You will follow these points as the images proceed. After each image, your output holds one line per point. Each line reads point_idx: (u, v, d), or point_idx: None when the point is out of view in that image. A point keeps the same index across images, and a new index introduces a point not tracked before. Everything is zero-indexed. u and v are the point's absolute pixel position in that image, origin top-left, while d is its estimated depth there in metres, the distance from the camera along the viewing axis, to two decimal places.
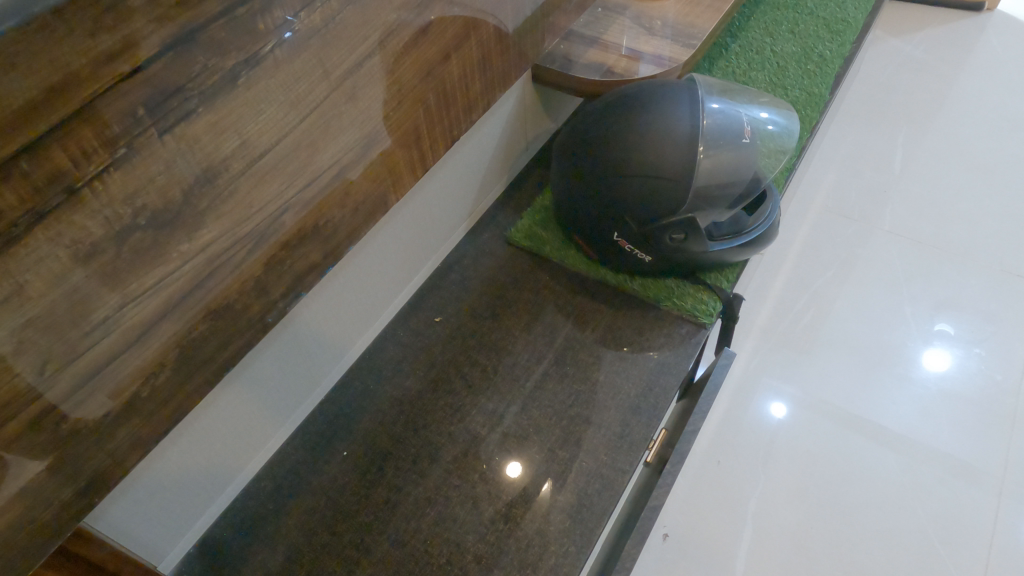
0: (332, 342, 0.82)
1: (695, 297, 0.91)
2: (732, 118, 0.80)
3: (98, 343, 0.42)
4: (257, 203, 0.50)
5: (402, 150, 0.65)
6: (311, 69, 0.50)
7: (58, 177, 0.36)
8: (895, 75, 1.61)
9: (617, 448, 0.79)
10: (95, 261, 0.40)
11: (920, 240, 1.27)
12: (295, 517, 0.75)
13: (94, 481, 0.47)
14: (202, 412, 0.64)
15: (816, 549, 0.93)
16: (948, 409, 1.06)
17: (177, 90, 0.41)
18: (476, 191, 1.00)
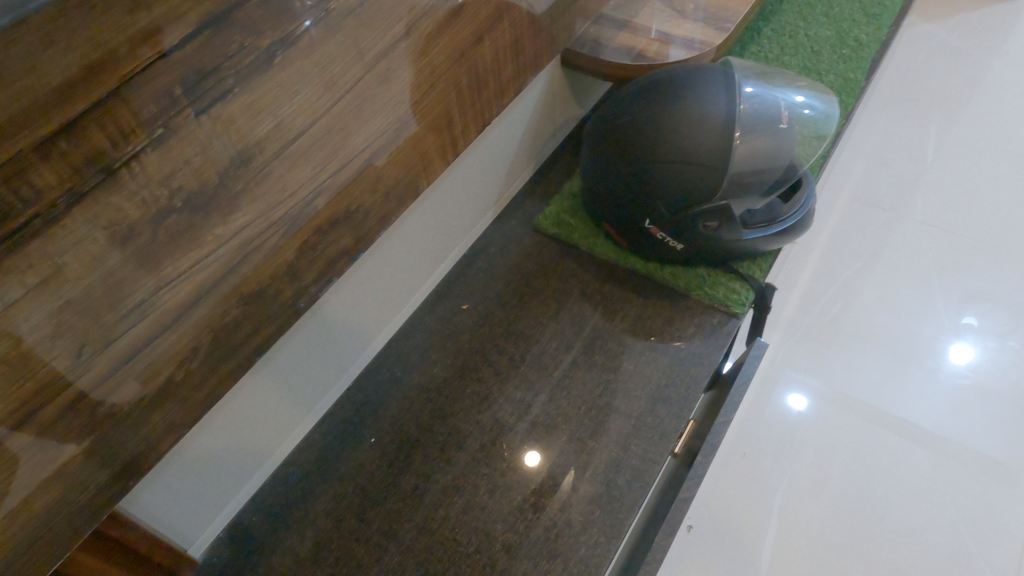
0: (359, 329, 0.81)
1: (727, 287, 0.90)
2: (767, 103, 0.78)
3: (134, 327, 0.42)
4: (290, 187, 0.49)
5: (433, 135, 0.64)
6: (346, 50, 0.49)
7: (95, 156, 0.36)
8: (928, 61, 1.56)
9: (648, 439, 0.78)
10: (131, 244, 0.39)
11: (952, 230, 1.24)
12: (323, 503, 0.75)
13: (129, 465, 0.46)
14: (231, 397, 0.64)
15: (843, 544, 0.91)
16: (979, 404, 1.03)
17: (213, 69, 0.40)
18: (504, 177, 0.99)
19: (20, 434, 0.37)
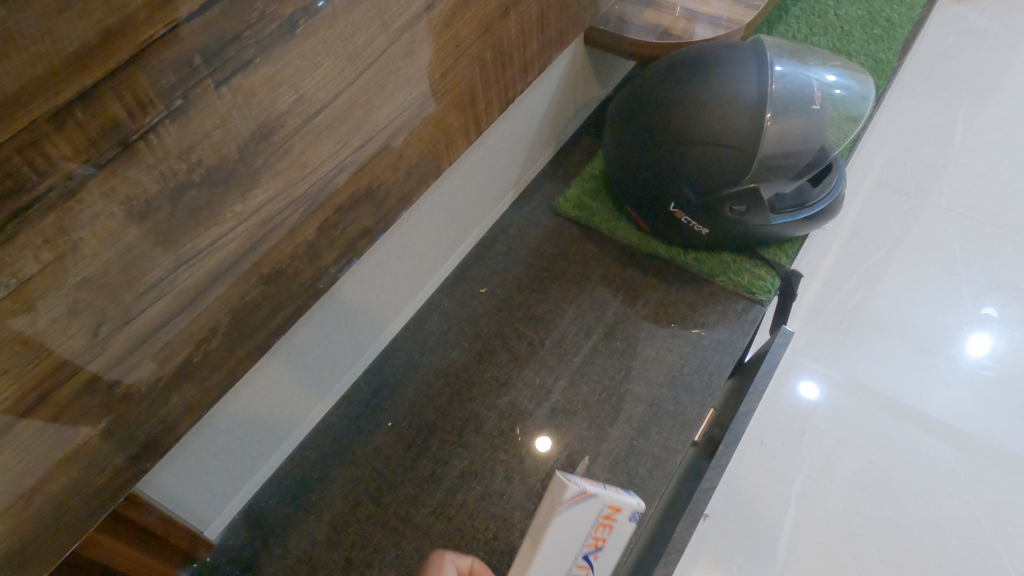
0: (377, 311, 0.80)
1: (752, 273, 0.87)
2: (799, 83, 0.75)
3: (151, 306, 0.40)
4: (312, 163, 0.47)
5: (455, 113, 0.62)
6: (369, 22, 0.47)
7: (112, 128, 0.35)
8: (959, 43, 1.51)
9: (669, 428, 0.77)
10: (149, 220, 0.38)
11: (980, 218, 1.21)
12: (340, 487, 0.74)
13: (147, 446, 0.46)
14: (248, 379, 0.63)
15: (861, 535, 0.89)
16: (1003, 396, 1.01)
17: (234, 38, 0.38)
18: (524, 158, 0.96)
19: (37, 413, 0.36)
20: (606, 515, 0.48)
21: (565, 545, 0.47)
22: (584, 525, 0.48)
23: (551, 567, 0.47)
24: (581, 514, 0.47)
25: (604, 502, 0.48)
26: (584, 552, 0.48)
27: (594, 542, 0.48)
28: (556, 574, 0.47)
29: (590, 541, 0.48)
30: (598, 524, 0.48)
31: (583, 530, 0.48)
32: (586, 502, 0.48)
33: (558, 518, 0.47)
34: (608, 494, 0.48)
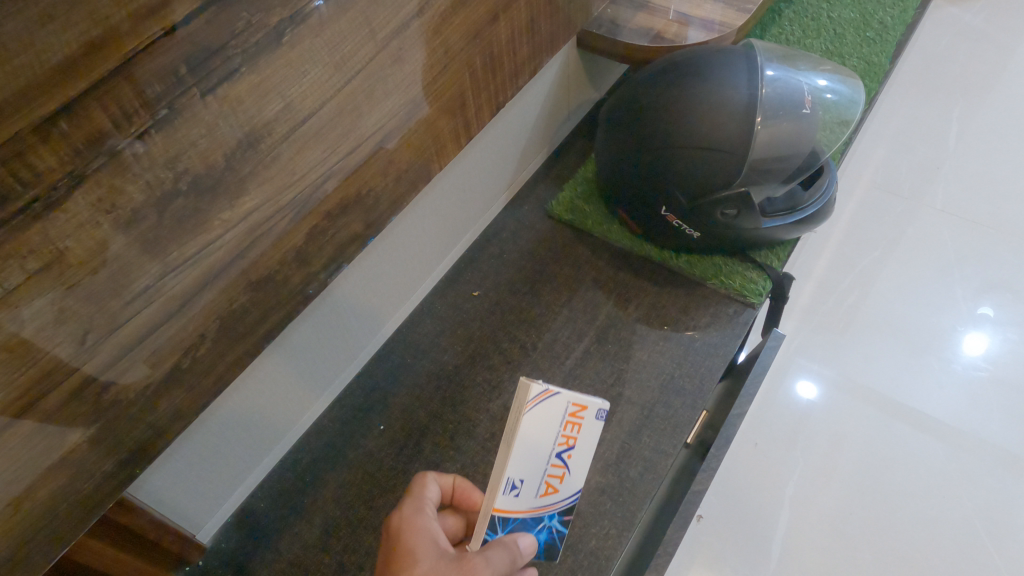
0: (370, 315, 0.80)
1: (744, 276, 0.88)
2: (790, 87, 0.76)
3: (138, 314, 0.41)
4: (300, 170, 0.47)
5: (444, 119, 0.62)
6: (357, 29, 0.47)
7: (98, 138, 0.35)
8: (953, 44, 1.51)
9: (660, 431, 0.77)
10: (136, 229, 0.38)
11: (974, 219, 1.21)
12: (332, 490, 0.74)
13: (136, 452, 0.46)
14: (239, 383, 0.63)
15: (855, 536, 0.90)
16: (996, 396, 1.01)
17: (220, 47, 0.38)
18: (517, 160, 0.97)
19: (25, 421, 0.36)
20: (573, 413, 0.44)
21: (536, 449, 0.42)
22: (553, 426, 0.43)
23: (523, 473, 0.43)
24: (547, 416, 0.42)
25: (570, 399, 0.43)
26: (556, 454, 0.44)
27: (565, 441, 0.44)
28: (529, 485, 0.43)
29: (561, 440, 0.44)
30: (567, 422, 0.44)
31: (553, 431, 0.43)
32: (551, 400, 0.43)
33: (526, 422, 0.42)
34: (573, 392, 0.44)
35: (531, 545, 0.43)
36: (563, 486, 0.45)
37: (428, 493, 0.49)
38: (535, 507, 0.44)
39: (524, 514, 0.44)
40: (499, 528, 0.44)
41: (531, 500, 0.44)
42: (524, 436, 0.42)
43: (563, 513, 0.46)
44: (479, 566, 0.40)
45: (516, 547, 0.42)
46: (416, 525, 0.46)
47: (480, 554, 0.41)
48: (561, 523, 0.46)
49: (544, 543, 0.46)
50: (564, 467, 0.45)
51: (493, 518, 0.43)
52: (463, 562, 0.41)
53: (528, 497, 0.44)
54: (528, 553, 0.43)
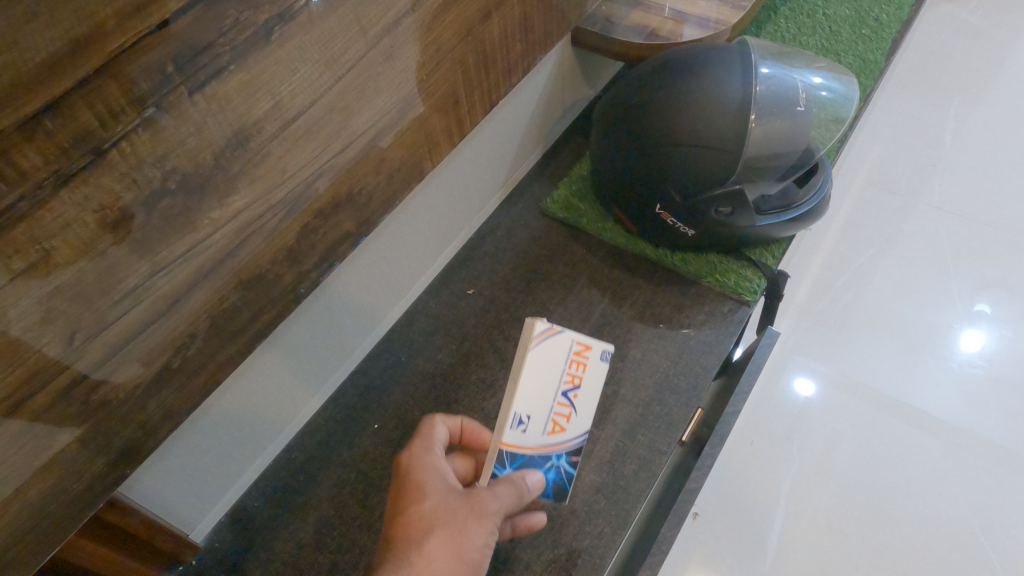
0: (364, 313, 0.80)
1: (738, 273, 0.88)
2: (784, 85, 0.75)
3: (127, 313, 0.40)
4: (290, 169, 0.47)
5: (437, 117, 0.62)
6: (347, 27, 0.47)
7: (84, 136, 0.34)
8: (950, 41, 1.51)
9: (655, 429, 0.77)
10: (123, 228, 0.38)
11: (970, 217, 1.21)
12: (326, 490, 0.74)
13: (126, 452, 0.46)
14: (232, 383, 0.62)
15: (850, 533, 0.90)
16: (991, 394, 1.02)
17: (207, 45, 0.38)
18: (512, 158, 0.96)
19: (12, 421, 0.36)
20: (578, 351, 0.48)
21: (543, 382, 0.46)
22: (559, 361, 0.46)
23: (529, 410, 0.45)
24: (551, 350, 0.46)
25: (573, 338, 0.47)
26: (563, 389, 0.47)
27: (571, 378, 0.47)
28: (536, 418, 0.46)
29: (568, 379, 0.48)
30: (571, 359, 0.47)
31: (559, 367, 0.46)
32: (557, 338, 0.46)
33: (532, 356, 0.45)
34: (577, 332, 0.47)
35: (539, 482, 0.47)
36: (569, 425, 0.48)
37: (437, 432, 0.53)
38: (541, 443, 0.47)
39: (533, 449, 0.47)
40: (508, 463, 0.46)
41: (539, 435, 0.47)
42: (532, 370, 0.45)
43: (569, 452, 0.49)
44: (487, 500, 0.45)
45: (525, 484, 0.47)
46: (427, 463, 0.49)
47: (488, 488, 0.46)
48: (568, 463, 0.50)
49: (552, 482, 0.49)
50: (570, 406, 0.48)
51: (503, 452, 0.45)
52: (472, 496, 0.46)
53: (536, 432, 0.47)
54: (535, 489, 0.47)
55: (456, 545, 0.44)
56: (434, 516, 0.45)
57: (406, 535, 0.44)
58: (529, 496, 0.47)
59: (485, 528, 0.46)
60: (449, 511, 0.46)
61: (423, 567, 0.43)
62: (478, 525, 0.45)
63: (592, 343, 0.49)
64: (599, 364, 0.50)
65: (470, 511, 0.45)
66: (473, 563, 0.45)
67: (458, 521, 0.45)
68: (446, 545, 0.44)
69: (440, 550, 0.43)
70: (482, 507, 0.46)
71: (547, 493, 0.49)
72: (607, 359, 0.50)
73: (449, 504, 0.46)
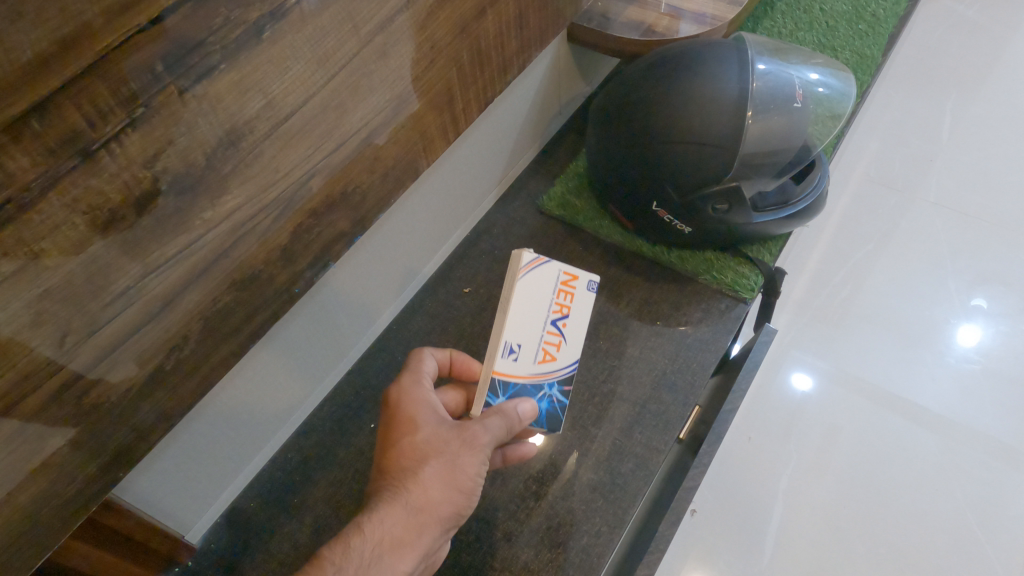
0: (360, 312, 0.80)
1: (735, 270, 0.87)
2: (781, 81, 0.75)
3: (118, 315, 0.40)
4: (283, 168, 0.47)
5: (432, 114, 0.62)
6: (340, 24, 0.46)
7: (72, 137, 0.34)
8: (946, 36, 1.50)
9: (652, 427, 0.77)
10: (114, 230, 0.38)
11: (968, 212, 1.21)
12: (323, 489, 0.74)
13: (119, 455, 0.45)
14: (227, 383, 0.62)
15: (848, 529, 0.90)
16: (988, 389, 1.01)
17: (198, 44, 0.38)
18: (508, 155, 0.96)
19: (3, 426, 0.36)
20: (564, 281, 0.58)
21: (531, 311, 0.55)
22: (546, 291, 0.56)
23: (518, 339, 0.55)
24: (537, 279, 0.56)
25: (560, 269, 0.57)
26: (551, 319, 0.57)
27: (559, 308, 0.57)
28: (528, 342, 0.56)
29: (557, 309, 0.57)
30: (558, 290, 0.57)
31: (546, 296, 0.57)
32: (541, 269, 0.56)
33: (520, 284, 0.55)
34: (562, 265, 0.58)
35: (528, 409, 0.53)
36: (560, 353, 0.58)
37: (426, 365, 0.58)
38: (534, 371, 0.56)
39: (526, 378, 0.56)
40: (501, 393, 0.55)
41: (530, 363, 0.56)
42: (519, 297, 0.55)
43: (560, 380, 0.59)
44: (479, 433, 0.51)
45: (516, 413, 0.53)
46: (416, 396, 0.54)
47: (478, 422, 0.51)
48: (560, 393, 0.59)
49: (547, 410, 0.58)
50: (560, 335, 0.57)
51: (495, 380, 0.54)
52: (464, 429, 0.51)
53: (529, 360, 0.56)
54: (526, 416, 0.53)
55: (450, 475, 0.49)
56: (428, 446, 0.50)
57: (402, 465, 0.49)
58: (522, 423, 0.54)
59: (477, 459, 0.51)
60: (442, 443, 0.50)
61: (420, 493, 0.48)
62: (470, 455, 0.50)
63: (578, 275, 0.59)
64: (585, 295, 0.59)
65: (462, 443, 0.50)
66: (465, 489, 0.50)
67: (450, 452, 0.50)
68: (440, 474, 0.49)
69: (435, 478, 0.49)
70: (474, 439, 0.51)
71: (542, 421, 0.58)
72: (594, 290, 0.60)
73: (440, 435, 0.51)
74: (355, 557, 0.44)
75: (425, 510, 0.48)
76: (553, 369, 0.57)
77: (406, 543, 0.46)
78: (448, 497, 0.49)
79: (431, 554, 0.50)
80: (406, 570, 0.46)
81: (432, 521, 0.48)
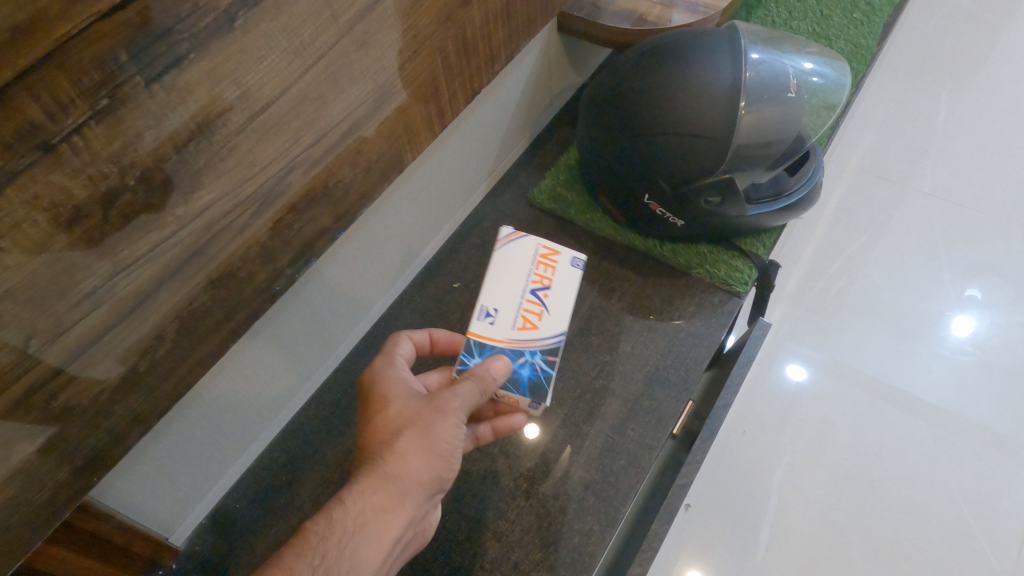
0: (347, 309, 0.78)
1: (728, 264, 0.86)
2: (775, 71, 0.73)
3: (87, 316, 0.38)
4: (259, 163, 0.45)
5: (417, 106, 0.60)
6: (317, 12, 0.45)
7: (30, 131, 0.32)
8: (942, 25, 1.49)
9: (644, 424, 0.76)
10: (79, 227, 0.36)
11: (962, 203, 1.19)
12: (310, 490, 0.73)
13: (93, 460, 0.44)
14: (210, 383, 0.60)
15: (843, 523, 0.89)
16: (983, 380, 1.01)
17: (165, 33, 0.36)
18: (498, 148, 0.94)
19: None
20: (545, 254, 0.59)
21: (509, 279, 0.57)
22: (524, 262, 0.58)
23: (496, 305, 0.57)
24: (516, 251, 0.59)
25: (538, 243, 0.59)
26: (531, 289, 0.57)
27: (538, 278, 0.58)
28: (507, 308, 0.56)
29: (538, 282, 0.58)
30: (538, 262, 0.59)
31: (526, 266, 0.58)
32: (521, 243, 0.59)
33: (499, 255, 0.59)
34: (542, 240, 0.60)
35: (501, 368, 0.51)
36: (543, 323, 0.56)
37: (401, 347, 0.57)
38: (512, 337, 0.55)
39: (504, 343, 0.55)
40: (477, 354, 0.55)
41: (507, 329, 0.56)
42: (497, 265, 0.58)
43: (543, 351, 0.55)
44: (449, 398, 0.49)
45: (489, 375, 0.51)
46: (387, 375, 0.53)
47: (448, 389, 0.50)
48: (545, 363, 0.55)
49: (528, 379, 0.55)
50: (541, 305, 0.57)
51: (470, 340, 0.55)
52: (434, 398, 0.50)
53: (506, 326, 0.56)
54: (500, 376, 0.51)
55: (427, 442, 0.48)
56: (401, 418, 0.49)
57: (377, 440, 0.48)
58: (498, 382, 0.51)
59: (451, 423, 0.49)
60: (414, 413, 0.49)
61: (397, 464, 0.47)
62: (444, 420, 0.49)
63: (560, 251, 0.60)
64: (569, 269, 0.59)
65: (434, 411, 0.49)
66: (445, 454, 0.49)
67: (423, 420, 0.49)
68: (415, 442, 0.48)
69: (411, 447, 0.47)
70: (445, 404, 0.49)
71: (524, 390, 0.55)
72: (581, 269, 0.59)
73: (411, 407, 0.50)
74: (337, 531, 0.43)
75: (404, 479, 0.46)
76: (533, 337, 0.55)
77: (388, 512, 0.45)
78: (427, 465, 0.48)
79: (420, 521, 0.49)
80: (393, 537, 0.45)
81: (413, 489, 0.47)
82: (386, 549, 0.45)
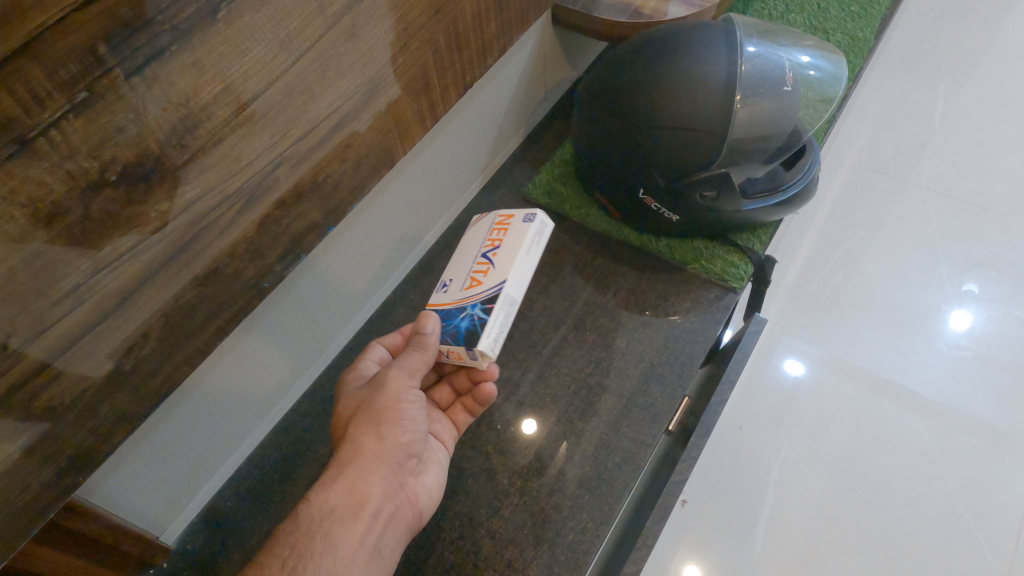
0: (339, 306, 0.78)
1: (724, 259, 0.85)
2: (771, 64, 0.72)
3: (70, 313, 0.38)
4: (245, 158, 0.45)
5: (408, 99, 0.59)
6: (304, 3, 0.44)
7: (5, 124, 0.32)
8: (940, 18, 1.48)
9: (639, 421, 0.75)
10: (59, 223, 0.35)
11: (960, 197, 1.19)
12: (302, 488, 0.72)
13: (78, 459, 0.43)
14: (200, 380, 0.60)
15: (838, 518, 0.88)
16: (980, 374, 1.00)
17: (145, 24, 0.35)
18: (492, 142, 0.94)
19: None
20: (499, 223, 0.65)
21: (468, 252, 0.66)
22: (481, 234, 0.66)
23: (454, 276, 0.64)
24: (478, 229, 0.67)
25: (493, 215, 0.67)
26: (482, 253, 0.63)
27: (491, 242, 0.64)
28: (462, 274, 0.63)
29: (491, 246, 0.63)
30: (493, 230, 0.65)
31: (482, 236, 0.66)
32: (482, 223, 0.68)
33: (466, 239, 0.68)
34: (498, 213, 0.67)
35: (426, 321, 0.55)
36: (487, 276, 0.60)
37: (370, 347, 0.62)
38: (460, 293, 0.60)
39: (452, 302, 0.61)
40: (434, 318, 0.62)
41: (457, 289, 0.62)
42: (462, 247, 0.68)
43: (482, 300, 0.58)
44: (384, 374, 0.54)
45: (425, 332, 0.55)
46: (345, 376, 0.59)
47: (383, 369, 0.54)
48: (482, 309, 0.57)
49: (465, 328, 0.57)
50: (489, 263, 0.61)
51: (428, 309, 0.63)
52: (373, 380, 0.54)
53: (457, 288, 0.62)
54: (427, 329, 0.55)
55: (373, 419, 0.52)
56: (351, 409, 0.54)
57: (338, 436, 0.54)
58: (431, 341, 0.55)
59: (393, 394, 0.53)
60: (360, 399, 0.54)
61: (352, 448, 0.51)
62: (383, 393, 0.53)
63: (515, 215, 0.65)
64: (518, 225, 0.63)
65: (373, 391, 0.54)
66: (396, 421, 0.53)
67: (367, 402, 0.53)
68: (362, 423, 0.52)
69: (359, 429, 0.52)
70: (382, 380, 0.54)
71: (461, 338, 0.56)
72: (532, 221, 0.62)
73: (358, 395, 0.55)
74: (306, 522, 0.48)
75: (360, 457, 0.51)
76: (474, 289, 0.59)
77: (353, 491, 0.50)
78: (380, 439, 0.52)
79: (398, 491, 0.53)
80: (366, 512, 0.50)
81: (371, 464, 0.51)
82: (361, 523, 0.49)
